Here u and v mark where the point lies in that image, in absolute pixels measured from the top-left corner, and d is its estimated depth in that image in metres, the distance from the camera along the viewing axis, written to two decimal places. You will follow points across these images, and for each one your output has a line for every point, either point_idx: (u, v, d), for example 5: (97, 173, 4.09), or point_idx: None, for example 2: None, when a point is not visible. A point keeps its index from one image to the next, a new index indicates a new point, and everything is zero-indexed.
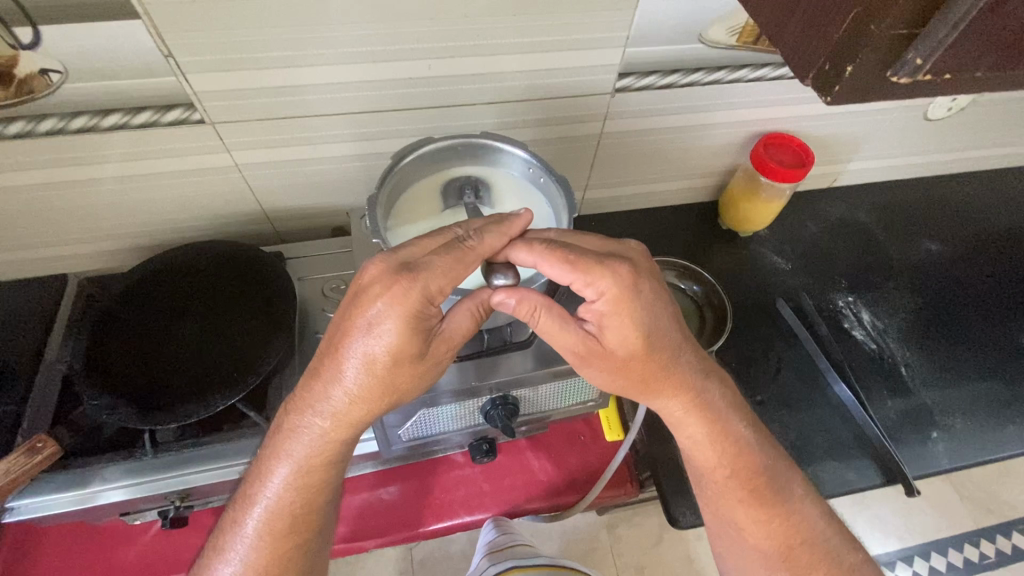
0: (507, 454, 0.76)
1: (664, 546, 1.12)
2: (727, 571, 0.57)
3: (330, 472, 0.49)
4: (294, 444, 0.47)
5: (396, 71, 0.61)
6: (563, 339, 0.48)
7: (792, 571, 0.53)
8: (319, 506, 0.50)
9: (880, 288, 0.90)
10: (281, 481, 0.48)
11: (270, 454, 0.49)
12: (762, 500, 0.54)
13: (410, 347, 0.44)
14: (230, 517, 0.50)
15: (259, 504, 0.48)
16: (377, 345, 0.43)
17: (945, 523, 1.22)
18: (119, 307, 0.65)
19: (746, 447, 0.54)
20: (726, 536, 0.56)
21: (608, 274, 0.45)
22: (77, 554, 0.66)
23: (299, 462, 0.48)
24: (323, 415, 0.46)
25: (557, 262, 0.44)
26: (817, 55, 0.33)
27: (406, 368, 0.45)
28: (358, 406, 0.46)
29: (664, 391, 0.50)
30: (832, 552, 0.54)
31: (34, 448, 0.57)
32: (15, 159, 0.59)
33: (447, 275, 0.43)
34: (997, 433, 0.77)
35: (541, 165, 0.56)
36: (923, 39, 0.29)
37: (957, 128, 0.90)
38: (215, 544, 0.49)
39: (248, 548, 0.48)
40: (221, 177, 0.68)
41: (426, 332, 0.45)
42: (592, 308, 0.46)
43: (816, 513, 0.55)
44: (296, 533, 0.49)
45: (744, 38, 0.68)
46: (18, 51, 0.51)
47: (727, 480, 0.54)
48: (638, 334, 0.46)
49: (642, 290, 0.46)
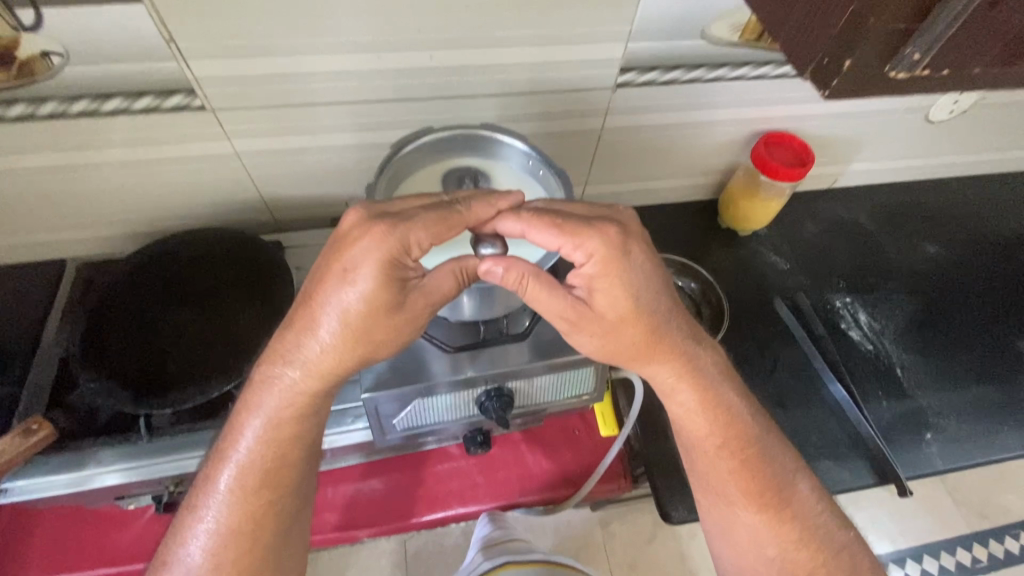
0: (501, 447, 0.76)
1: (657, 543, 1.12)
2: (718, 548, 0.56)
3: (304, 425, 0.49)
4: (267, 396, 0.48)
5: (398, 61, 0.61)
6: (552, 306, 0.47)
7: (782, 545, 0.53)
8: (294, 461, 0.50)
9: (877, 289, 0.90)
10: (253, 434, 0.48)
11: (244, 407, 0.49)
12: (755, 474, 0.54)
13: (384, 297, 0.44)
14: (204, 474, 0.50)
15: (233, 460, 0.49)
16: (352, 294, 0.44)
17: (938, 526, 1.23)
18: (117, 292, 0.65)
19: (737, 416, 0.54)
20: (717, 512, 0.55)
21: (596, 235, 0.45)
22: (70, 536, 0.66)
23: (271, 414, 0.48)
24: (295, 366, 0.47)
25: (544, 227, 0.45)
26: (816, 48, 0.33)
27: (380, 320, 0.45)
28: (331, 357, 0.46)
29: (658, 356, 0.50)
30: (820, 527, 0.54)
31: (29, 429, 0.57)
32: (16, 142, 0.59)
33: (428, 230, 0.44)
34: (991, 437, 0.77)
35: (540, 157, 0.57)
36: (920, 34, 0.29)
37: (958, 130, 0.90)
38: (191, 502, 0.50)
39: (222, 505, 0.48)
40: (221, 164, 0.68)
41: (402, 283, 0.45)
42: (581, 273, 0.47)
43: (808, 489, 0.55)
44: (267, 491, 0.49)
45: (746, 35, 0.67)
46: (20, 33, 0.51)
47: (718, 450, 0.54)
48: (627, 297, 0.46)
49: (633, 254, 0.46)
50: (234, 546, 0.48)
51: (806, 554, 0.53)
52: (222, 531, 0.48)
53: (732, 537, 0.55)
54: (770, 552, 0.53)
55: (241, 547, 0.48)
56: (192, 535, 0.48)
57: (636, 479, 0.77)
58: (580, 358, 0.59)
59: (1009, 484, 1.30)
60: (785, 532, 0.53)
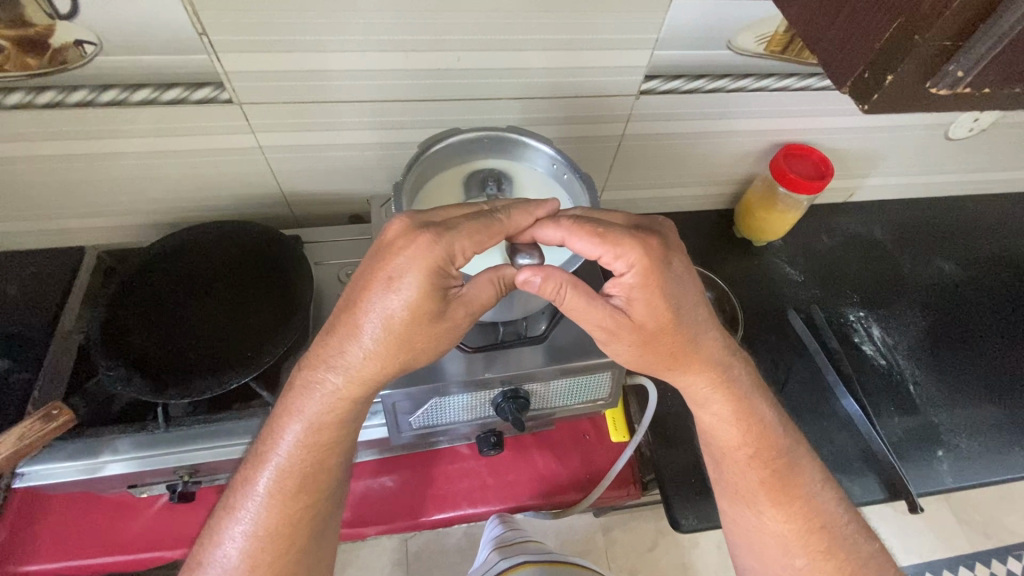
0: (512, 448, 0.76)
1: (659, 551, 1.12)
2: (741, 556, 0.57)
3: (342, 430, 0.50)
4: (307, 401, 0.48)
5: (425, 61, 0.61)
6: (591, 315, 0.47)
7: (808, 554, 0.53)
8: (332, 465, 0.50)
9: (891, 304, 0.90)
10: (293, 438, 0.49)
11: (284, 411, 0.49)
12: (783, 483, 0.55)
13: (428, 306, 0.44)
14: (242, 476, 0.50)
15: (272, 463, 0.49)
16: (397, 302, 0.44)
17: (941, 545, 1.22)
18: (136, 281, 0.65)
19: (767, 427, 0.55)
20: (743, 521, 0.56)
21: (638, 245, 0.45)
22: (80, 523, 0.66)
23: (311, 419, 0.48)
24: (337, 371, 0.47)
25: (585, 236, 0.45)
26: (857, 63, 0.34)
27: (422, 328, 0.45)
28: (373, 364, 0.46)
29: (692, 366, 0.51)
30: (848, 539, 0.54)
31: (49, 415, 0.58)
32: (45, 129, 0.60)
33: (471, 239, 0.44)
34: (1003, 456, 0.77)
35: (565, 162, 0.57)
36: (965, 53, 0.29)
37: (976, 149, 0.90)
38: (228, 503, 0.50)
39: (260, 507, 0.48)
40: (244, 158, 0.69)
41: (445, 292, 0.45)
42: (620, 282, 0.47)
43: (835, 502, 0.56)
44: (305, 494, 0.49)
45: (772, 47, 0.67)
46: (55, 21, 0.51)
47: (750, 460, 0.55)
48: (666, 306, 0.47)
49: (672, 264, 0.47)
50: (271, 549, 0.48)
51: (833, 565, 0.52)
52: (259, 533, 0.48)
53: (759, 546, 0.55)
54: (799, 562, 0.53)
55: (277, 549, 0.48)
56: (228, 536, 0.48)
57: (647, 487, 0.76)
58: (597, 361, 0.59)
59: (1011, 503, 1.29)
60: (813, 541, 0.53)
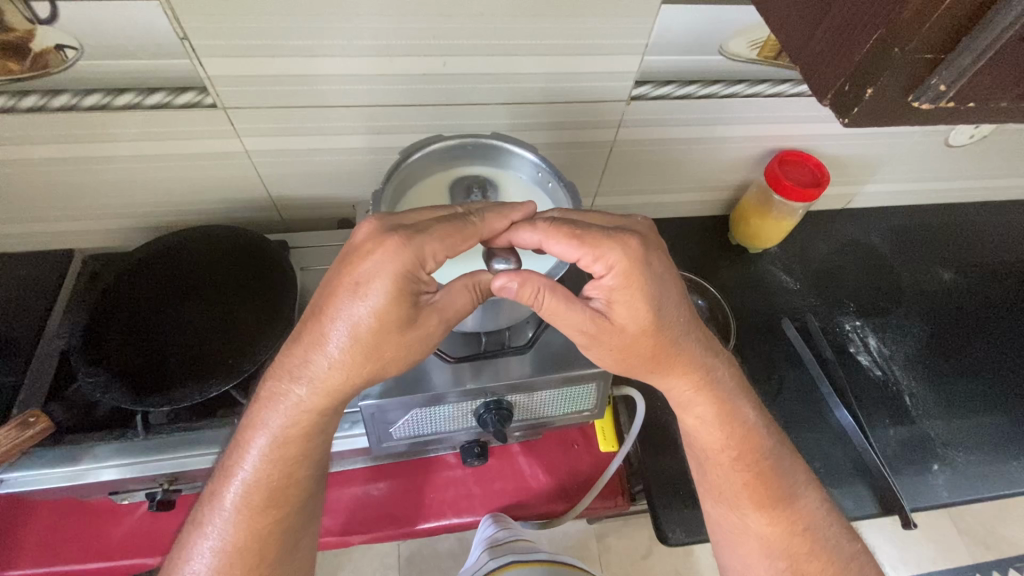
0: (498, 458, 0.75)
1: (653, 558, 1.11)
2: (726, 560, 0.56)
3: (311, 442, 0.49)
4: (272, 412, 0.47)
5: (412, 67, 0.61)
6: (570, 319, 0.46)
7: (793, 557, 0.52)
8: (301, 478, 0.50)
9: (889, 314, 0.89)
10: (259, 452, 0.48)
11: (250, 424, 0.48)
12: (768, 486, 0.54)
13: (397, 313, 0.43)
14: (212, 488, 0.50)
15: (237, 478, 0.48)
16: (365, 309, 0.43)
17: (941, 556, 1.20)
18: (118, 285, 0.65)
19: (752, 429, 0.54)
20: (729, 525, 0.55)
21: (617, 246, 0.44)
22: (61, 530, 0.66)
23: (276, 432, 0.47)
24: (302, 383, 0.46)
25: (562, 238, 0.44)
26: (836, 74, 0.33)
27: (391, 337, 0.44)
28: (339, 374, 0.45)
29: (675, 369, 0.50)
30: (835, 545, 0.53)
31: (26, 422, 0.58)
32: (29, 133, 0.59)
33: (442, 242, 0.44)
34: (999, 469, 0.76)
35: (549, 169, 0.56)
36: (946, 65, 0.28)
37: (977, 155, 0.89)
38: (198, 516, 0.49)
39: (227, 522, 0.48)
40: (231, 162, 0.68)
41: (416, 299, 0.44)
42: (600, 285, 0.46)
43: (819, 505, 0.55)
44: (275, 504, 0.49)
45: (765, 53, 0.66)
46: (35, 26, 0.51)
47: (733, 463, 0.54)
48: (647, 308, 0.46)
49: (653, 265, 0.46)
50: (240, 562, 0.48)
51: (817, 567, 0.52)
52: (228, 548, 0.48)
53: (742, 548, 0.54)
54: (781, 564, 0.53)
55: (248, 561, 0.48)
56: (196, 551, 0.48)
57: (635, 498, 0.75)
58: (583, 372, 0.58)
59: (1014, 514, 1.27)
60: (795, 543, 0.53)
